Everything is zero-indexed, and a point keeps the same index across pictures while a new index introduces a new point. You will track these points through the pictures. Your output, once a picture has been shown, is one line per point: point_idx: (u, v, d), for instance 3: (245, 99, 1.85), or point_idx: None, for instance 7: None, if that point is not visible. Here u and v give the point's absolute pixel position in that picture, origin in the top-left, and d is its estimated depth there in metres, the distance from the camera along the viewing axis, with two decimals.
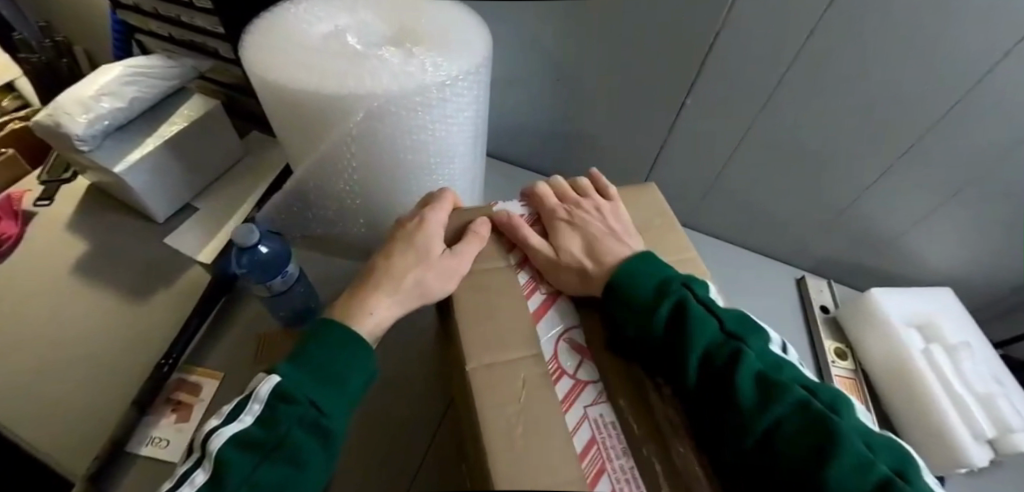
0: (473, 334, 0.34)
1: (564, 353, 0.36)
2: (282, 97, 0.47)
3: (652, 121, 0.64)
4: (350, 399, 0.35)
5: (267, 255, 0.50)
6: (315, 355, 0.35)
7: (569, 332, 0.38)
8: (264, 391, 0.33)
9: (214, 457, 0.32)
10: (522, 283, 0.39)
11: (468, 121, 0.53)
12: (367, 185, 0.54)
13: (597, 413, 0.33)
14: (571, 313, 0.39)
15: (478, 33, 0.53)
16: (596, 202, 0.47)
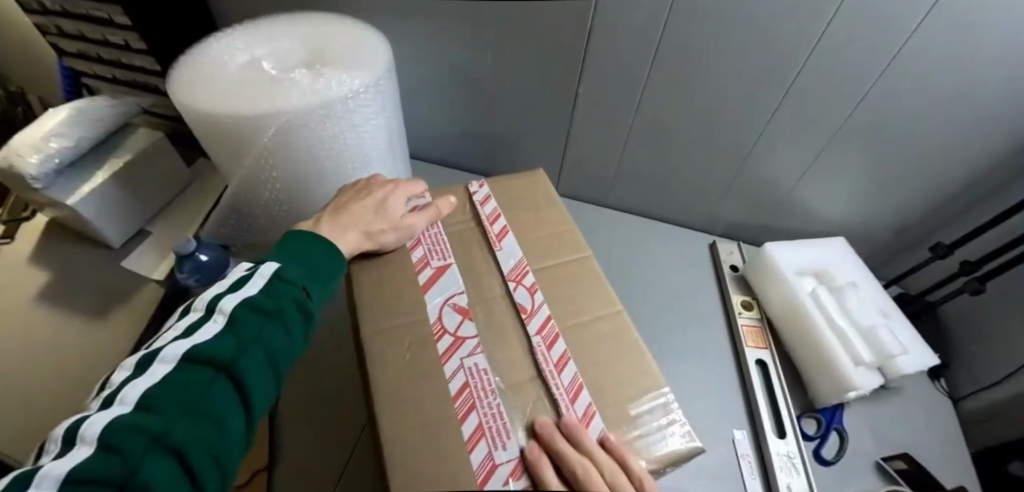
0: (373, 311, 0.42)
1: (448, 315, 0.41)
2: (207, 124, 0.53)
3: (554, 113, 0.71)
4: (328, 292, 0.40)
5: (208, 262, 0.55)
6: (300, 255, 0.40)
7: (455, 296, 0.43)
8: (268, 272, 0.37)
9: (228, 316, 0.33)
10: (415, 260, 0.45)
11: (381, 128, 0.60)
12: (296, 193, 0.60)
13: (472, 363, 0.38)
14: (460, 281, 0.44)
15: (380, 51, 0.60)
16: (487, 188, 0.52)
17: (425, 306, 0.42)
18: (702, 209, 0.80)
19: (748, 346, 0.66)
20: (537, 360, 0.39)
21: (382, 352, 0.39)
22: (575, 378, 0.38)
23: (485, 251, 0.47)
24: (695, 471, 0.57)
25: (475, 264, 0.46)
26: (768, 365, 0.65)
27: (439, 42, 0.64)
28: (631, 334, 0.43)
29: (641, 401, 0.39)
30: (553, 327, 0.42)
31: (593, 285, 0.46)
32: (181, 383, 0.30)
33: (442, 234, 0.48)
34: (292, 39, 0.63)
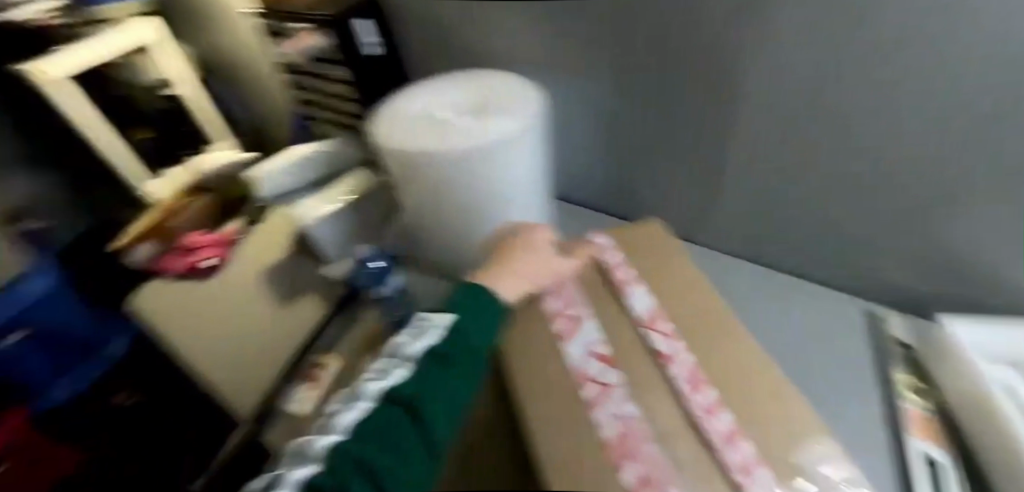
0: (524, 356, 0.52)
1: (592, 363, 0.51)
2: (397, 161, 0.69)
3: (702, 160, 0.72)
4: (492, 330, 0.49)
5: (375, 266, 0.69)
6: (468, 304, 0.49)
7: (595, 347, 0.52)
8: (443, 323, 0.47)
9: (414, 362, 0.46)
10: (554, 313, 0.56)
11: (525, 170, 0.70)
12: (461, 221, 0.75)
13: (626, 409, 0.46)
14: (597, 334, 0.54)
15: (536, 99, 0.69)
16: (608, 237, 0.64)
17: (574, 355, 0.52)
18: (859, 270, 0.78)
19: (914, 434, 0.58)
20: (681, 403, 0.47)
21: (535, 383, 0.49)
22: (728, 427, 0.44)
23: (617, 306, 0.57)
24: None
25: (608, 320, 0.55)
26: (940, 465, 0.56)
27: (598, 100, 0.71)
28: (780, 381, 0.49)
29: (804, 460, 0.43)
30: (690, 366, 0.50)
31: (729, 335, 0.53)
32: (382, 416, 0.42)
33: (578, 295, 0.58)
34: (461, 81, 0.73)
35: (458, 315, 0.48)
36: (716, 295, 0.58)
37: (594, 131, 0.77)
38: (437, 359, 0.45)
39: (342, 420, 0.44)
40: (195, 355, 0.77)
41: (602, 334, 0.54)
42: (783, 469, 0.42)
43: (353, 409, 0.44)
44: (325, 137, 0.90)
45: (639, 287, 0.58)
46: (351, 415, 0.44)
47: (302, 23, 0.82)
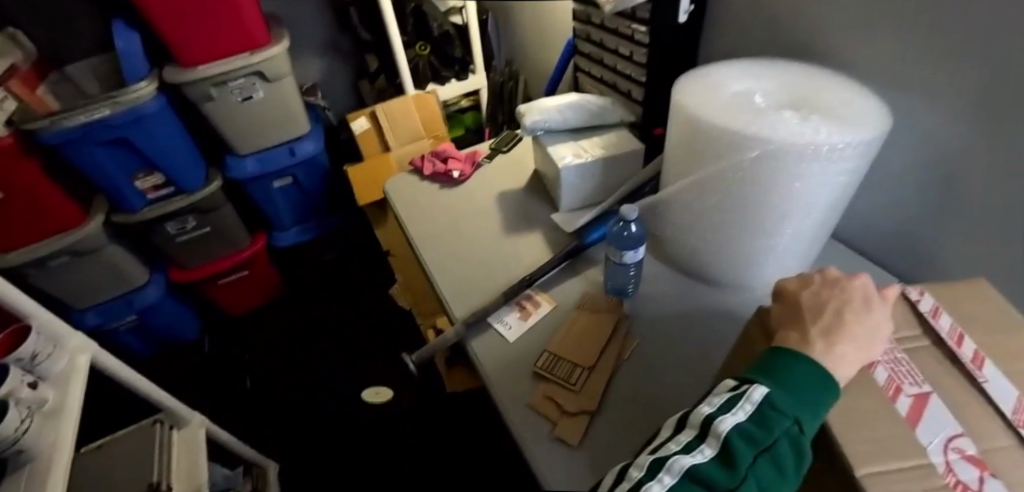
0: (847, 416, 0.40)
1: (960, 465, 0.36)
2: (698, 130, 0.64)
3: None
4: (825, 412, 0.35)
5: (632, 233, 0.68)
6: (789, 376, 0.37)
7: (955, 440, 0.38)
8: (759, 396, 0.35)
9: (720, 441, 0.34)
10: (882, 382, 0.43)
11: (838, 185, 0.61)
12: (729, 215, 0.66)
13: None
14: (952, 421, 0.40)
15: (877, 119, 0.60)
16: (931, 298, 0.50)
17: (918, 441, 0.38)
18: None
19: None
20: None
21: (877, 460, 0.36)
22: None
23: (962, 382, 0.43)
24: None
25: (963, 412, 0.41)
26: None
27: (990, 140, 0.57)
28: None
29: None
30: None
31: None
32: None
33: (911, 368, 0.44)
34: (783, 82, 0.69)
35: (778, 388, 0.36)
36: None
37: (951, 171, 0.63)
38: (754, 444, 0.33)
39: (631, 490, 0.34)
40: (424, 248, 0.83)
41: (958, 426, 0.39)
42: None
43: (654, 480, 0.33)
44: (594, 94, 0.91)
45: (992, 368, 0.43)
46: (654, 489, 0.33)
47: None
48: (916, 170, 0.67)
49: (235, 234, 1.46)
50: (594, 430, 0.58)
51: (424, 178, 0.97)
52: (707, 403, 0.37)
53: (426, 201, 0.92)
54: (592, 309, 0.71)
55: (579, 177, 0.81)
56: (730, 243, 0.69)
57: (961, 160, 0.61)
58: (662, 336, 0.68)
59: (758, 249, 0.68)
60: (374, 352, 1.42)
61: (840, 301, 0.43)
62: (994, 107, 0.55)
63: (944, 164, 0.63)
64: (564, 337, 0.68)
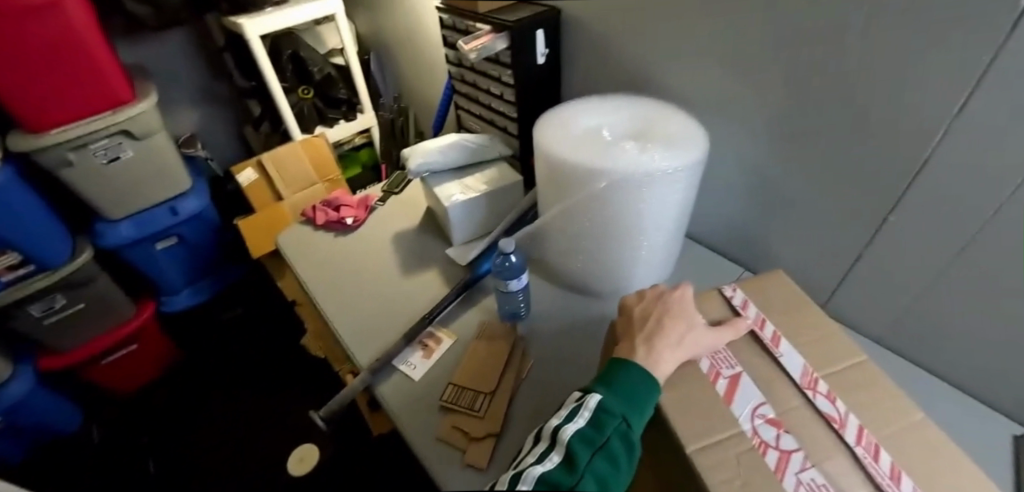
0: (679, 402, 0.49)
1: (764, 428, 0.47)
2: (556, 165, 0.72)
3: (873, 246, 0.67)
4: (647, 411, 0.43)
5: (513, 263, 0.74)
6: (620, 384, 0.45)
7: (760, 407, 0.49)
8: (595, 403, 0.43)
9: (565, 446, 0.40)
10: (707, 370, 0.52)
11: (677, 200, 0.72)
12: (595, 234, 0.75)
13: (809, 478, 0.43)
14: (757, 392, 0.51)
15: (700, 143, 0.71)
16: (741, 293, 0.62)
17: (734, 413, 0.48)
18: None
19: None
20: (867, 468, 0.44)
21: (700, 439, 0.45)
22: (893, 467, 0.44)
23: (766, 356, 0.55)
24: None
25: (767, 380, 0.52)
26: None
27: (777, 155, 0.71)
28: (938, 439, 0.47)
29: None
30: (871, 437, 0.46)
31: (877, 394, 0.50)
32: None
33: (728, 354, 0.55)
34: (627, 112, 0.79)
35: (611, 395, 0.44)
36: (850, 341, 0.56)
37: (761, 183, 0.76)
38: (591, 445, 0.40)
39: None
40: (322, 300, 0.83)
41: (762, 394, 0.51)
42: None
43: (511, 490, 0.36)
44: (472, 132, 0.97)
45: (782, 342, 0.55)
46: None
47: (487, 24, 0.88)
48: (737, 184, 0.80)
49: (116, 304, 1.33)
50: (499, 451, 0.63)
51: (318, 227, 0.98)
52: (558, 417, 0.43)
53: (322, 250, 0.93)
54: (489, 338, 0.76)
55: (466, 214, 0.87)
56: (602, 259, 0.78)
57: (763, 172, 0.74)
58: (552, 351, 0.75)
59: (625, 262, 0.77)
60: (296, 404, 1.38)
61: (661, 310, 0.53)
62: (776, 130, 0.68)
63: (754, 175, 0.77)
64: (466, 368, 0.72)
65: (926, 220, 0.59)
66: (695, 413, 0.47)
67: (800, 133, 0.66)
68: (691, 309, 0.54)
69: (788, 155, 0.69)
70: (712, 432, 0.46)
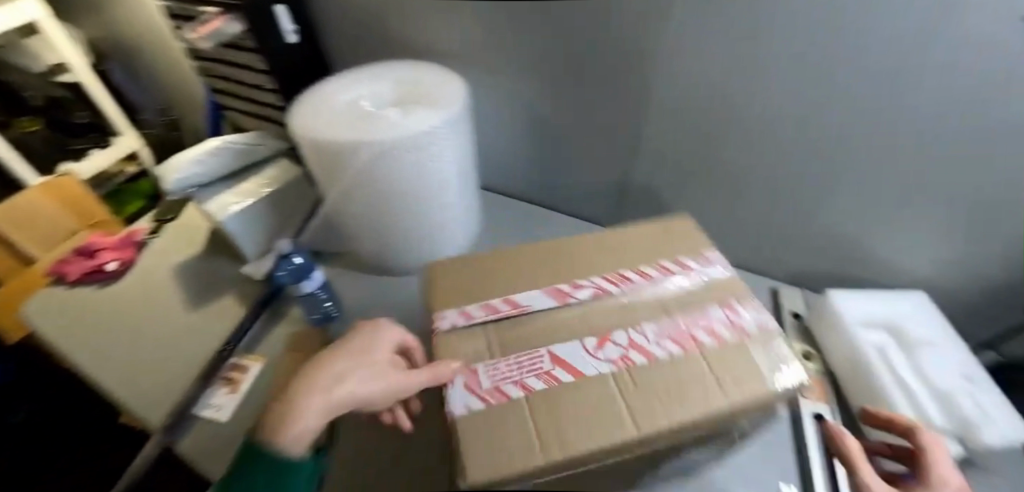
0: (487, 421, 0.39)
1: (563, 356, 0.44)
2: (314, 148, 0.65)
3: (636, 159, 0.73)
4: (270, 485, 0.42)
5: (299, 263, 0.67)
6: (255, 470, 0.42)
7: (545, 345, 0.45)
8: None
9: None
10: (469, 369, 0.43)
11: (455, 157, 0.68)
12: (380, 213, 0.69)
13: (628, 352, 0.44)
14: (529, 338, 0.46)
15: (462, 95, 0.69)
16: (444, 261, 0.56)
17: (524, 368, 0.43)
18: (765, 254, 0.77)
19: (809, 399, 0.61)
20: (638, 292, 0.50)
21: (540, 419, 0.38)
22: (641, 275, 0.52)
23: (500, 294, 0.51)
24: None
25: (532, 335, 0.47)
26: (827, 421, 0.59)
27: (531, 94, 0.72)
28: (625, 244, 0.56)
29: (692, 247, 0.55)
30: (604, 278, 0.52)
31: (586, 248, 0.56)
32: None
33: (471, 320, 0.48)
34: (389, 78, 0.74)
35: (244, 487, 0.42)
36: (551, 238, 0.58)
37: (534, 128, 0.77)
38: None
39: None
40: (88, 369, 0.69)
41: (537, 334, 0.46)
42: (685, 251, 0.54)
43: None
44: (238, 132, 0.86)
45: (493, 262, 0.54)
46: None
47: (217, 7, 0.78)
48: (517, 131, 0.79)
49: None
50: None
51: (72, 284, 0.81)
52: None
53: (80, 310, 0.77)
54: (303, 346, 0.69)
55: (249, 223, 0.77)
56: (405, 237, 0.73)
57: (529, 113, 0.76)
58: None
59: (430, 232, 0.74)
60: None
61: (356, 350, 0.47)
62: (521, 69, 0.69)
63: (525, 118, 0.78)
64: (281, 388, 0.65)
65: (665, 122, 0.65)
66: (513, 425, 0.38)
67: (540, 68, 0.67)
68: (384, 342, 0.49)
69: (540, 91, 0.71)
70: (542, 410, 0.39)
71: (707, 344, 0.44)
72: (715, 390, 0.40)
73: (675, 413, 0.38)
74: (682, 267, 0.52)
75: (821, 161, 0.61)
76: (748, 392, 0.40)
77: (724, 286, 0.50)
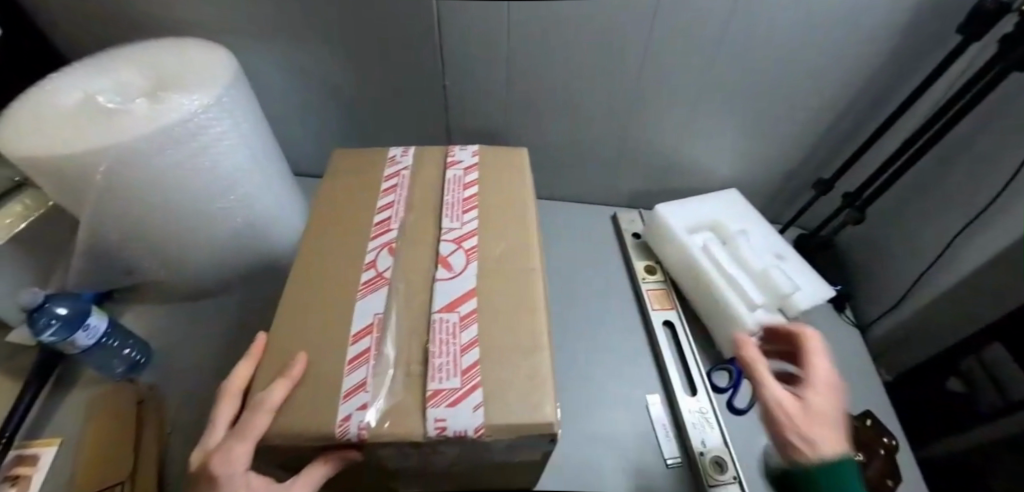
0: (491, 393, 0.33)
1: (443, 302, 0.38)
2: (35, 170, 0.50)
3: (457, 115, 0.72)
4: None
5: (67, 313, 0.52)
6: None
7: (403, 317, 0.37)
8: None
9: None
10: (376, 414, 0.32)
11: (239, 145, 0.57)
12: (163, 229, 0.57)
13: (468, 247, 0.42)
14: (393, 332, 0.36)
15: (229, 68, 0.57)
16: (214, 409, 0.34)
17: (419, 328, 0.36)
18: (601, 183, 0.81)
19: (654, 309, 0.67)
20: (420, 205, 0.45)
21: (504, 349, 0.35)
22: (391, 209, 0.45)
23: (307, 345, 0.36)
24: (611, 442, 0.57)
25: (407, 331, 0.36)
26: (675, 325, 0.66)
27: (330, 62, 0.65)
28: (334, 207, 0.45)
29: (394, 154, 0.50)
30: (370, 248, 0.42)
31: (321, 225, 0.44)
32: None
33: (325, 388, 0.33)
34: (133, 63, 0.59)
35: None
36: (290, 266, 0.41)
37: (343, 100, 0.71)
38: None
39: None
40: None
41: (394, 325, 0.37)
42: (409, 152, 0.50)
43: None
44: None
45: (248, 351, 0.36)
46: None
47: None
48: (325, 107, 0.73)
49: None
50: None
51: None
52: None
53: None
54: (105, 408, 0.58)
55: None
56: (210, 247, 0.62)
57: (335, 85, 0.69)
58: (201, 381, 0.62)
59: (241, 235, 0.63)
60: None
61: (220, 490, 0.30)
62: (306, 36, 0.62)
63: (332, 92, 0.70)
64: (85, 467, 0.53)
65: (469, 69, 0.64)
66: (503, 374, 0.34)
67: (326, 32, 0.61)
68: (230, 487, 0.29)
69: (338, 57, 0.64)
70: (493, 341, 0.36)
71: (477, 183, 0.47)
72: (519, 199, 0.46)
73: (526, 251, 0.42)
74: (397, 174, 0.48)
75: (616, 86, 0.65)
76: (525, 196, 0.46)
77: (429, 155, 0.50)
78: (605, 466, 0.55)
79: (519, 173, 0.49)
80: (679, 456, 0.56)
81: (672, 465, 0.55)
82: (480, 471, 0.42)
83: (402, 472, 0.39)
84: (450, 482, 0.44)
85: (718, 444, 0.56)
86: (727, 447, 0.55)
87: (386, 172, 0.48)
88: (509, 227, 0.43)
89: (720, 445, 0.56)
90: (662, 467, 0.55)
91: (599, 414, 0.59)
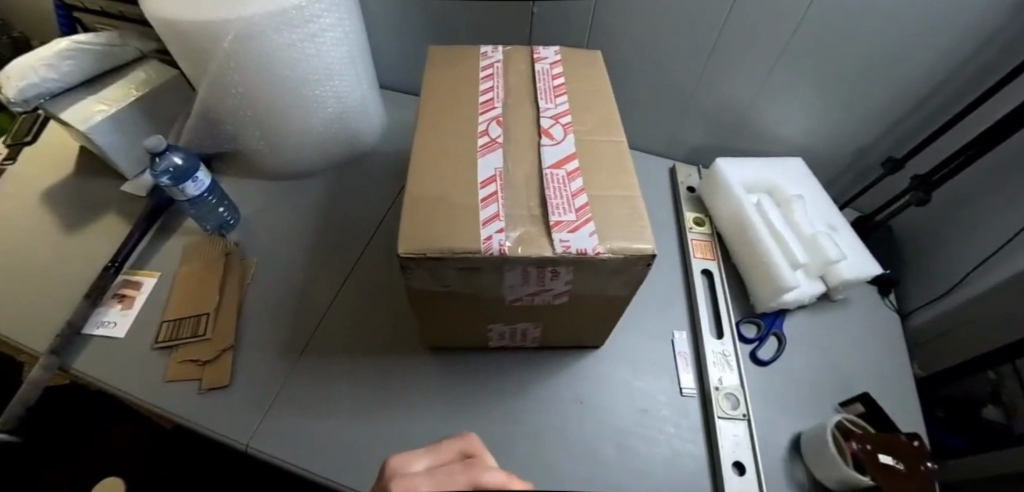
0: (601, 226, 0.42)
1: (552, 162, 0.47)
2: (172, 35, 0.56)
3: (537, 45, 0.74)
4: None
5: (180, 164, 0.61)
6: None
7: (519, 170, 0.47)
8: None
9: None
10: (518, 233, 0.41)
11: (341, 40, 0.62)
12: (266, 106, 0.63)
13: (566, 122, 0.51)
14: (515, 180, 0.46)
15: None
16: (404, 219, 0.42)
17: (537, 178, 0.46)
18: (666, 135, 0.82)
19: (697, 258, 0.69)
20: (520, 90, 0.54)
21: (609, 197, 0.45)
22: (492, 94, 0.53)
23: (444, 182, 0.45)
24: (634, 364, 0.61)
25: (524, 183, 0.46)
26: (713, 275, 0.68)
27: None
28: (444, 87, 0.53)
29: (489, 51, 0.58)
30: (484, 122, 0.50)
31: (437, 98, 0.52)
32: None
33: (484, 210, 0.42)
34: None
35: None
36: (417, 128, 0.49)
37: (429, 18, 0.74)
38: None
39: None
40: None
41: (515, 176, 0.46)
42: (502, 51, 0.58)
43: None
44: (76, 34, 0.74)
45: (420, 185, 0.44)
46: None
47: None
48: (410, 21, 0.76)
49: None
50: (241, 361, 0.59)
51: None
52: None
53: None
54: (197, 254, 0.67)
55: (119, 134, 0.69)
56: (296, 131, 0.68)
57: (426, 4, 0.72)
58: (277, 247, 0.70)
59: (325, 124, 0.69)
60: None
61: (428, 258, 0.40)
62: None
63: (421, 11, 0.73)
64: (178, 296, 0.63)
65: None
66: (609, 215, 0.43)
67: None
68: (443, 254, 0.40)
69: None
70: (596, 191, 0.45)
71: (564, 75, 0.55)
72: (605, 86, 0.55)
73: (611, 124, 0.51)
74: (491, 66, 0.56)
75: (700, 36, 0.65)
76: (606, 82, 0.55)
77: (519, 54, 0.58)
78: (624, 382, 0.59)
79: (598, 68, 0.57)
80: (694, 388, 0.59)
81: (686, 394, 0.59)
82: (553, 315, 0.51)
83: (516, 306, 0.49)
84: (540, 326, 0.54)
85: (735, 384, 0.59)
86: (742, 389, 0.58)
87: (481, 63, 0.56)
88: (597, 109, 0.52)
89: (736, 385, 0.59)
90: (677, 393, 0.59)
91: (626, 340, 0.63)
